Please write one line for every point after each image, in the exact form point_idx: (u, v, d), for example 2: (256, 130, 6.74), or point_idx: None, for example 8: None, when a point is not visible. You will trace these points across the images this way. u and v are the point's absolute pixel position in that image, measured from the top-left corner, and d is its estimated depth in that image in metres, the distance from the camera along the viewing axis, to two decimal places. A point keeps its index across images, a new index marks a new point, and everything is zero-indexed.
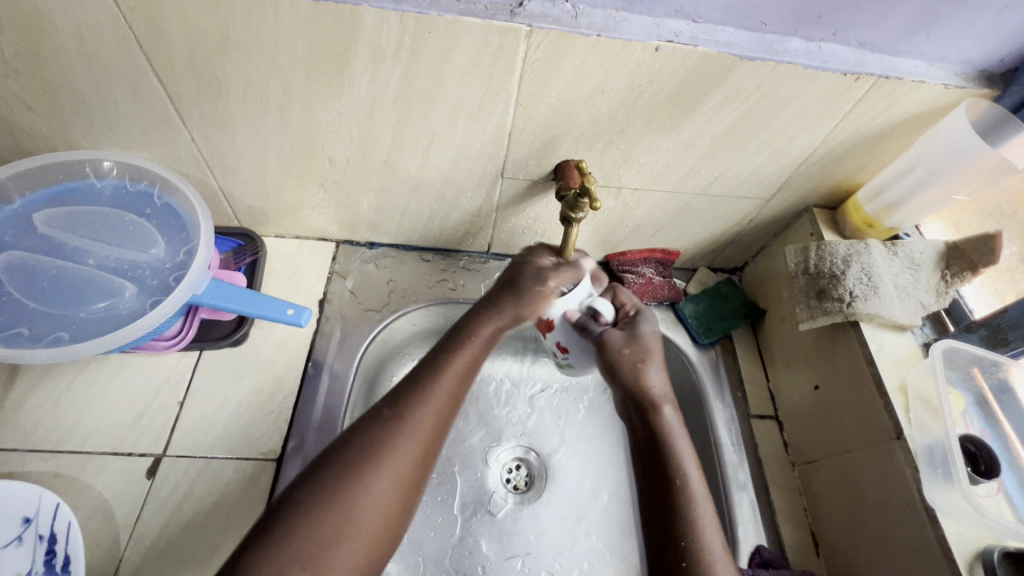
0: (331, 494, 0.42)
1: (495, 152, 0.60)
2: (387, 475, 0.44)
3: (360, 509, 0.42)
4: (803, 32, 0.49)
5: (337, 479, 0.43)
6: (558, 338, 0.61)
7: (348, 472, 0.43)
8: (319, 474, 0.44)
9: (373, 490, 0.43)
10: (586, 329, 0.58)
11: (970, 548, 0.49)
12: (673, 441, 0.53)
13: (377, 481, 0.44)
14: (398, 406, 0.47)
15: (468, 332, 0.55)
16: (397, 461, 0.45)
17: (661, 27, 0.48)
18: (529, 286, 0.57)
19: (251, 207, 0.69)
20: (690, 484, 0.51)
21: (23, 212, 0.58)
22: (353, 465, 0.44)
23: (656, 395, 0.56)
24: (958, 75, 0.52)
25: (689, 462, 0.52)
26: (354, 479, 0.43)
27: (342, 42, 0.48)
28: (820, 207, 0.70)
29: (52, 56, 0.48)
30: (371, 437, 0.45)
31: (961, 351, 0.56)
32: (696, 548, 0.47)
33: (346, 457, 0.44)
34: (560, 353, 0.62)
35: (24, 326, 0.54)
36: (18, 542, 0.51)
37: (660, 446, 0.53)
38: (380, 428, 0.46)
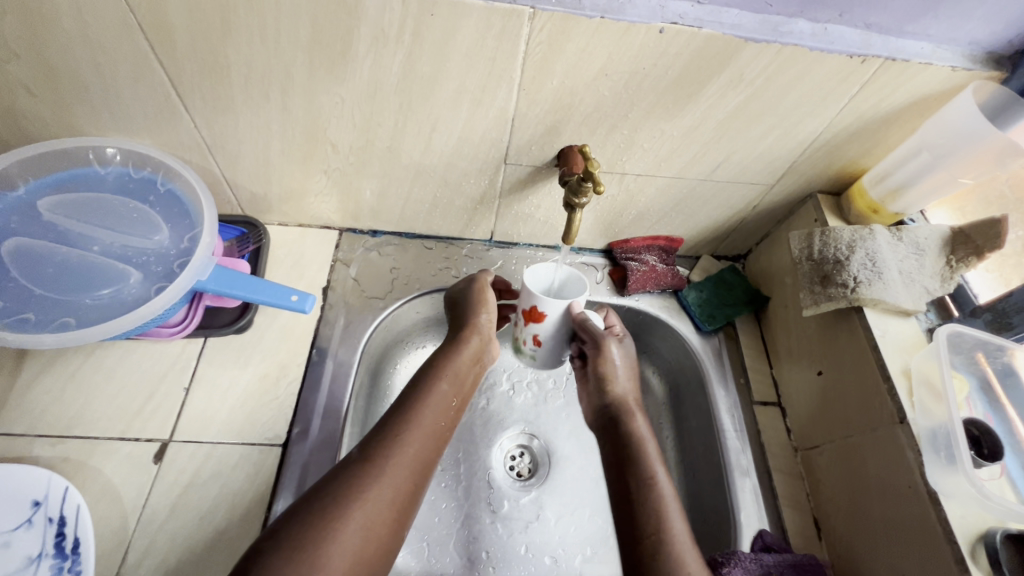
0: (302, 541, 0.42)
1: (498, 138, 0.60)
2: (358, 519, 0.45)
3: (334, 551, 0.43)
4: (808, 13, 0.48)
5: (319, 515, 0.44)
6: (537, 332, 0.61)
7: (321, 520, 0.44)
8: (301, 515, 0.44)
9: (347, 530, 0.44)
10: (586, 326, 0.59)
11: (972, 530, 0.49)
12: (642, 442, 0.58)
13: (351, 521, 0.45)
14: (371, 457, 0.49)
15: (434, 373, 0.58)
16: (366, 504, 0.46)
17: (665, 9, 0.47)
18: (472, 326, 0.64)
19: (253, 194, 0.69)
20: (657, 479, 0.54)
21: (28, 199, 0.59)
22: (327, 512, 0.45)
23: (630, 404, 0.62)
24: (966, 56, 0.52)
25: (659, 468, 0.55)
26: (327, 526, 0.44)
27: (343, 25, 0.47)
28: (824, 193, 0.70)
29: (55, 42, 0.48)
30: (343, 485, 0.47)
31: (965, 336, 0.56)
32: (663, 537, 0.49)
33: (316, 509, 0.45)
34: (532, 345, 0.63)
35: (31, 311, 0.54)
36: (28, 525, 0.51)
37: (632, 447, 0.57)
38: (352, 475, 0.48)
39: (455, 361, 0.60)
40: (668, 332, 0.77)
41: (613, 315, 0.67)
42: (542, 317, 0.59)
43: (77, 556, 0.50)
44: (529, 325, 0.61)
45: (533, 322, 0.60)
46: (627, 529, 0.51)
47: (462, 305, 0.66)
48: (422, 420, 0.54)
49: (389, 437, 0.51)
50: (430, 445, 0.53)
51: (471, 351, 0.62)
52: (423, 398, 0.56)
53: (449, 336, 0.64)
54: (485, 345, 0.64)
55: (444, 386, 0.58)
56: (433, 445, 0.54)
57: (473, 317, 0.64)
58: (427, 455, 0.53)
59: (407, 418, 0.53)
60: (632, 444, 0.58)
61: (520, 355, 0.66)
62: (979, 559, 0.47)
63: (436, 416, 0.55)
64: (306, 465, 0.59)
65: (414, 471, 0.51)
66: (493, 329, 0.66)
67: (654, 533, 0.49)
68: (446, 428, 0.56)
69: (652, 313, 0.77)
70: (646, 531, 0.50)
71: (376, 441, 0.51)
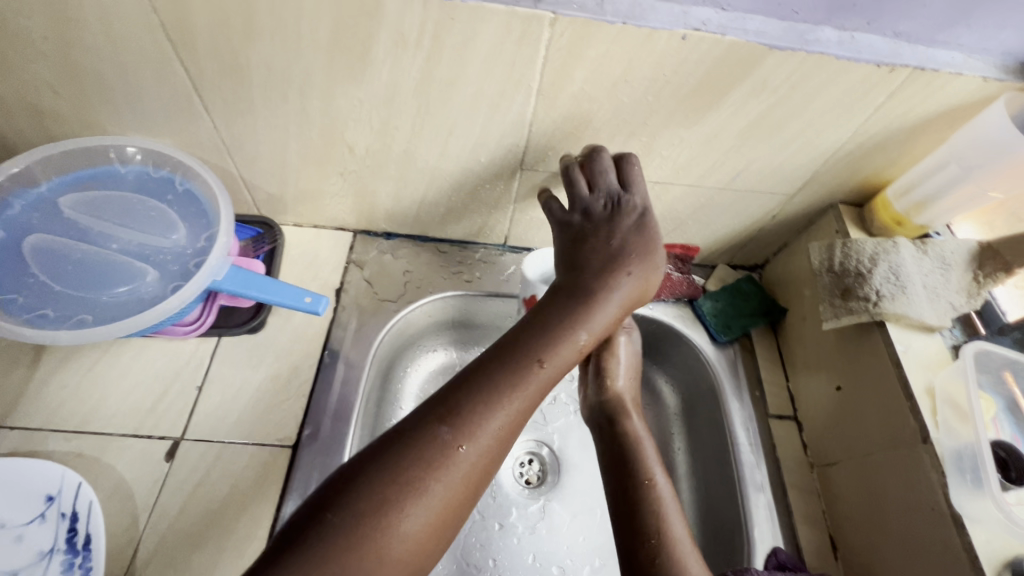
0: (366, 528, 0.36)
1: (515, 143, 0.60)
2: (431, 505, 0.39)
3: (395, 538, 0.37)
4: (835, 21, 0.47)
5: (377, 503, 0.37)
6: None
7: (384, 505, 0.37)
8: (355, 497, 0.38)
9: (412, 518, 0.38)
10: None
11: (999, 557, 0.47)
12: (640, 445, 0.58)
13: (420, 507, 0.38)
14: (457, 427, 0.41)
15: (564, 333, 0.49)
16: (446, 483, 0.40)
17: (688, 16, 0.46)
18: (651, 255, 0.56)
19: (270, 194, 0.69)
20: (656, 482, 0.54)
21: (50, 196, 0.59)
22: (390, 499, 0.38)
23: (627, 404, 0.63)
24: (998, 66, 0.50)
25: (658, 469, 0.55)
26: (389, 511, 0.37)
27: (364, 28, 0.47)
28: (846, 204, 0.68)
29: (79, 40, 0.49)
30: (414, 462, 0.39)
31: (992, 355, 0.54)
32: (665, 537, 0.49)
33: (383, 485, 0.38)
34: None
35: (49, 307, 0.55)
36: (41, 519, 0.51)
37: (629, 448, 0.58)
38: (427, 452, 0.40)
39: (599, 315, 0.51)
40: (683, 343, 0.76)
41: None
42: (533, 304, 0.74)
43: (88, 552, 0.50)
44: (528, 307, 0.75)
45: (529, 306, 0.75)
46: (627, 530, 0.51)
47: (622, 221, 0.56)
48: (526, 387, 0.45)
49: (479, 403, 0.43)
50: (515, 430, 0.45)
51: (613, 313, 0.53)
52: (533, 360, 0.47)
53: (607, 253, 0.55)
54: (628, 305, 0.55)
55: (576, 337, 0.50)
56: (518, 426, 0.45)
57: (651, 249, 0.56)
58: (508, 441, 0.44)
59: (513, 380, 0.45)
60: (631, 446, 0.58)
61: None
62: None
63: (542, 382, 0.47)
64: (316, 468, 0.59)
65: (500, 445, 0.43)
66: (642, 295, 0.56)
67: (656, 536, 0.49)
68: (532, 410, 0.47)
69: (667, 322, 0.76)
70: (647, 532, 0.49)
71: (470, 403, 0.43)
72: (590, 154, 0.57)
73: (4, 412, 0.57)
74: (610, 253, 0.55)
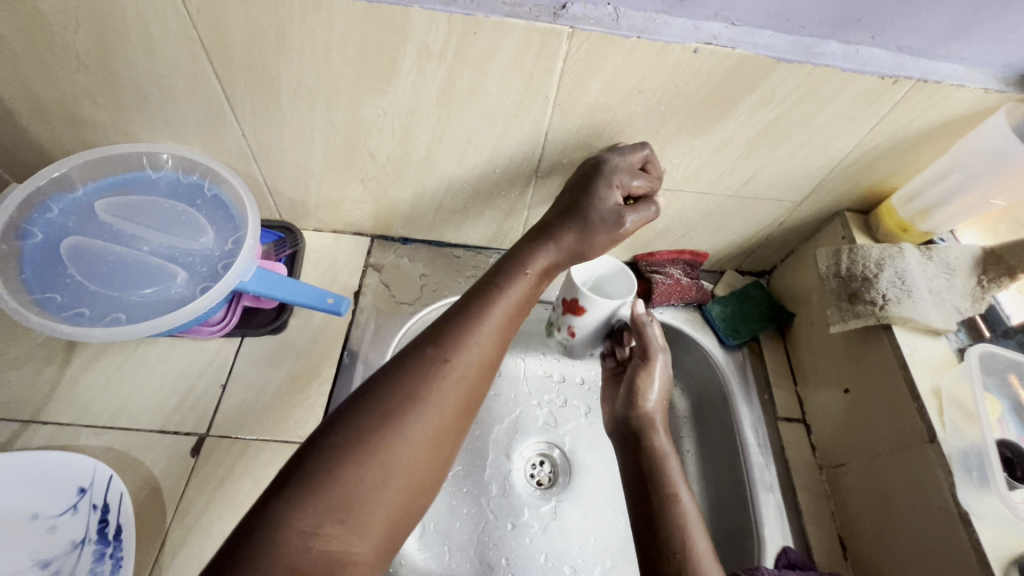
0: (369, 443, 0.41)
1: (531, 150, 0.62)
2: (429, 414, 0.44)
3: (401, 444, 0.42)
4: (841, 35, 0.50)
5: (380, 416, 0.42)
6: (573, 325, 0.70)
7: (386, 416, 0.42)
8: (359, 415, 0.43)
9: (413, 426, 0.43)
10: (643, 332, 0.67)
11: (1006, 554, 0.48)
12: (665, 461, 0.59)
13: (419, 417, 0.43)
14: (441, 346, 0.47)
15: (523, 265, 0.54)
16: (441, 394, 0.45)
17: (700, 30, 0.49)
18: (597, 221, 0.56)
19: (292, 200, 0.72)
20: (680, 498, 0.55)
21: (85, 200, 0.62)
22: (390, 412, 0.43)
23: (656, 421, 0.64)
24: (999, 79, 0.52)
25: (682, 485, 0.57)
26: (391, 422, 0.42)
27: (391, 41, 0.50)
28: (851, 211, 0.70)
29: (120, 52, 0.51)
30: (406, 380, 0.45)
31: (996, 356, 0.55)
32: (688, 548, 0.50)
33: (383, 407, 0.43)
34: (566, 334, 0.72)
35: (86, 306, 0.57)
36: (73, 511, 0.53)
37: (654, 463, 0.59)
38: (416, 371, 0.45)
39: (540, 255, 0.55)
40: (693, 346, 0.77)
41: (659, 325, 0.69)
42: (580, 312, 0.67)
43: (119, 542, 0.52)
44: (567, 316, 0.69)
45: (570, 314, 0.69)
46: (649, 543, 0.52)
47: (592, 177, 0.57)
48: (496, 306, 0.51)
49: (459, 327, 0.48)
50: (497, 348, 0.50)
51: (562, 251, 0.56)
52: (497, 295, 0.52)
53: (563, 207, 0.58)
54: (580, 248, 0.57)
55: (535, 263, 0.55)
56: (502, 343, 0.50)
57: (604, 200, 0.56)
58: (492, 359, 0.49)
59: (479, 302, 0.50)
60: (657, 462, 0.59)
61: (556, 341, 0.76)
62: None
63: (509, 301, 0.52)
64: None
65: (481, 371, 0.48)
66: (600, 241, 0.57)
67: (681, 551, 0.50)
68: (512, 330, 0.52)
69: (677, 326, 0.77)
70: (672, 546, 0.50)
71: (444, 336, 0.48)
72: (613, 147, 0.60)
73: (36, 408, 0.59)
74: (569, 213, 0.57)
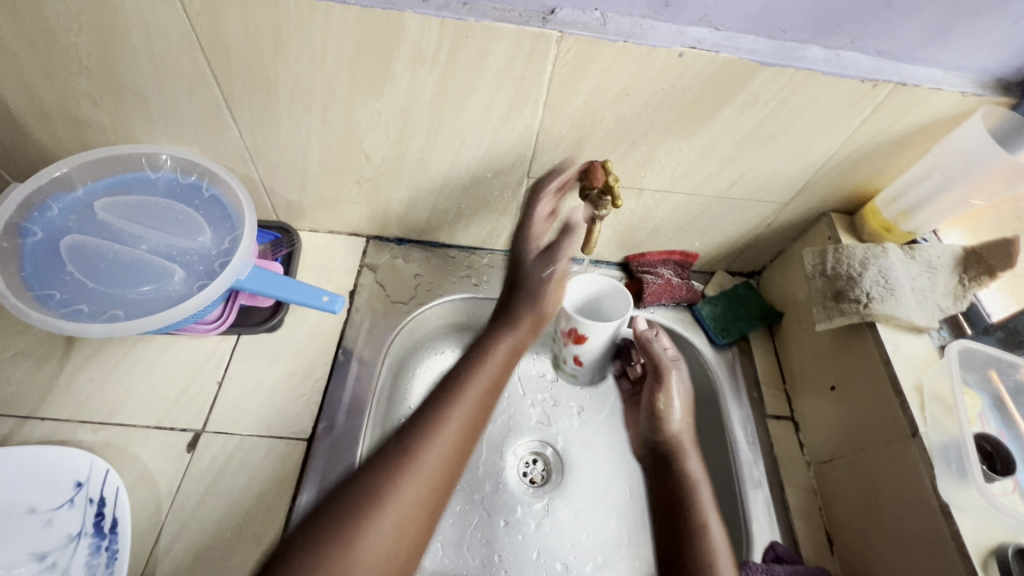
0: (329, 548, 0.40)
1: (522, 152, 0.63)
2: (393, 514, 0.42)
3: (362, 547, 0.40)
4: (821, 40, 0.51)
5: (341, 522, 0.41)
6: (577, 354, 0.73)
7: (348, 519, 0.41)
8: (322, 521, 0.41)
9: (377, 527, 0.41)
10: (649, 347, 0.72)
11: (985, 544, 0.49)
12: (696, 487, 0.61)
13: (383, 517, 0.42)
14: (405, 439, 0.46)
15: (487, 347, 0.56)
16: (408, 490, 0.44)
17: (685, 35, 0.50)
18: (540, 279, 0.61)
19: (289, 201, 0.73)
20: (708, 527, 0.56)
21: (85, 200, 0.63)
22: (352, 516, 0.41)
23: (683, 442, 0.67)
24: (975, 83, 0.54)
25: (711, 514, 0.58)
26: (354, 523, 0.41)
27: (385, 45, 0.51)
28: (837, 212, 0.71)
29: (122, 55, 0.53)
30: (370, 481, 0.44)
31: (976, 352, 0.56)
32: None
33: (345, 514, 0.42)
34: (572, 364, 0.75)
35: (84, 303, 0.58)
36: (70, 505, 0.54)
37: (684, 491, 0.61)
38: (381, 469, 0.44)
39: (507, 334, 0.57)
40: (684, 345, 0.78)
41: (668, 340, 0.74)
42: (580, 342, 0.70)
43: (114, 535, 0.53)
44: (569, 347, 0.72)
45: (572, 344, 0.71)
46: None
47: (523, 237, 0.64)
48: (466, 395, 0.50)
49: (424, 420, 0.48)
50: (468, 436, 0.49)
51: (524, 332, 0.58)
52: (467, 383, 0.51)
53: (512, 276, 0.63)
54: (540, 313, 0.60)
55: (500, 347, 0.56)
56: (474, 432, 0.49)
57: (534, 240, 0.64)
58: (463, 448, 0.48)
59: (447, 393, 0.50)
60: (687, 487, 0.61)
61: (567, 373, 0.80)
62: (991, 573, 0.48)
63: (479, 388, 0.51)
64: (330, 459, 0.61)
65: (452, 462, 0.47)
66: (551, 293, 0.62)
67: None
68: (486, 416, 0.51)
69: (667, 325, 0.79)
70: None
71: (410, 432, 0.47)
72: (547, 173, 0.65)
73: (34, 405, 0.60)
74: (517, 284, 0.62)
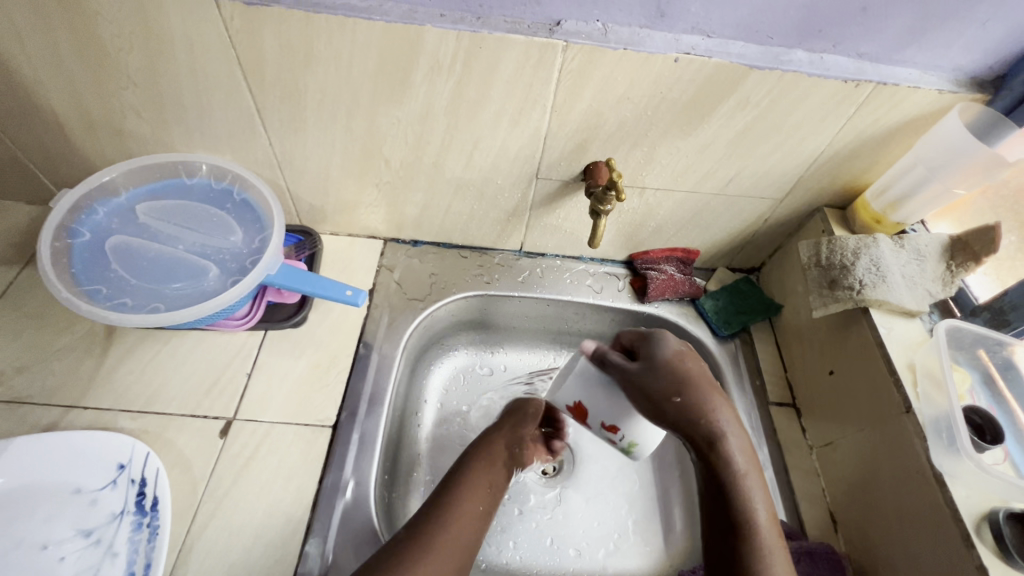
0: None
1: (531, 154, 0.68)
2: None
3: None
4: (805, 45, 0.56)
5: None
6: (597, 418, 0.56)
7: None
8: None
9: None
10: (602, 356, 0.56)
11: (977, 510, 0.52)
12: (736, 475, 0.54)
13: None
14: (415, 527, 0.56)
15: (480, 454, 0.65)
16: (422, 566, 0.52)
17: (679, 42, 0.55)
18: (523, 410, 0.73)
19: (312, 206, 0.78)
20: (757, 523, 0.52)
21: (128, 204, 0.69)
22: None
23: (714, 425, 0.55)
24: (951, 81, 0.58)
25: (759, 506, 0.53)
26: None
27: (406, 57, 0.56)
28: (830, 207, 0.75)
29: (167, 70, 0.58)
30: (392, 557, 0.52)
31: (964, 331, 0.59)
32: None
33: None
34: (613, 434, 0.56)
35: (128, 297, 0.63)
36: (114, 485, 0.58)
37: (728, 481, 0.54)
38: (401, 548, 0.53)
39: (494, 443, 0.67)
40: (688, 338, 0.82)
41: (626, 333, 0.60)
42: (577, 406, 0.57)
43: (155, 512, 0.57)
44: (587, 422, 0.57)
45: (583, 417, 0.57)
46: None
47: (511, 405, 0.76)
48: (467, 489, 0.61)
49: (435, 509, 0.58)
50: (474, 525, 0.58)
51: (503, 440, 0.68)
52: (470, 476, 0.62)
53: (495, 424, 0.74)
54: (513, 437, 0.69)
55: (494, 452, 0.66)
56: (478, 520, 0.59)
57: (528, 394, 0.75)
58: (470, 533, 0.57)
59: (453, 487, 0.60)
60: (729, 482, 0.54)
61: (634, 451, 0.57)
62: (984, 535, 0.50)
63: (478, 484, 0.62)
64: (353, 445, 0.65)
65: (461, 543, 0.56)
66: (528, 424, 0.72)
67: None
68: (485, 509, 0.61)
69: (672, 319, 0.82)
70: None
71: (424, 518, 0.57)
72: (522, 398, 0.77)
73: (78, 395, 0.64)
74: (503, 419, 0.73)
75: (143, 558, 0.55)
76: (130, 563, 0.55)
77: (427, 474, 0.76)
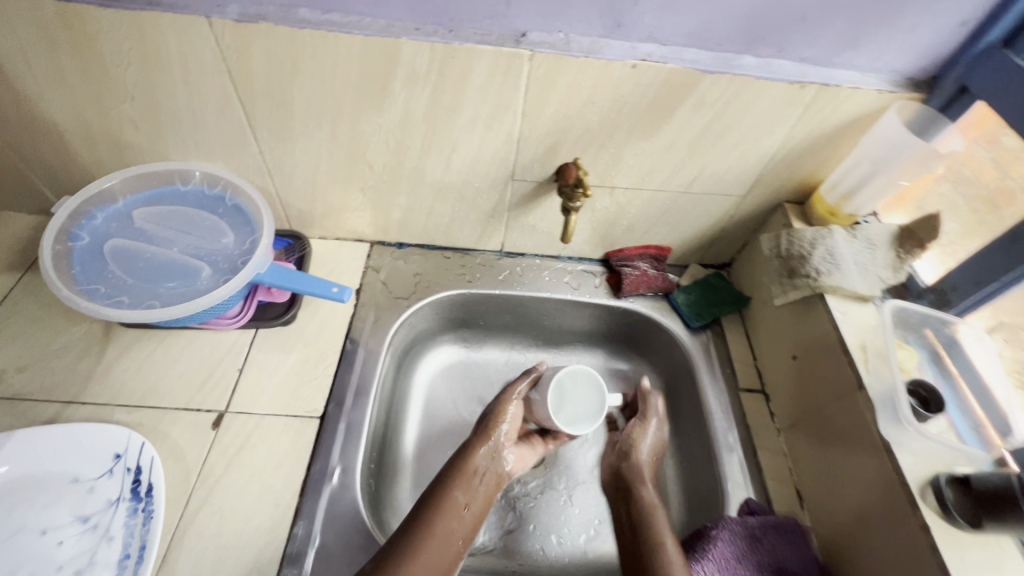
0: None
1: (506, 157, 0.72)
2: None
3: None
4: (752, 51, 0.61)
5: None
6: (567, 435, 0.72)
7: None
8: None
9: None
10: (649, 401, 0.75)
11: (923, 477, 0.55)
12: (652, 510, 0.63)
13: None
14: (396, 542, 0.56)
15: (457, 469, 0.65)
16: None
17: (636, 50, 0.60)
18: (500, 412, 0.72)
19: (301, 211, 0.82)
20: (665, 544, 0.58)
21: (125, 210, 0.73)
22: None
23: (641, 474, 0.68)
24: (889, 81, 0.63)
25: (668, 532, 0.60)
26: None
27: (385, 68, 0.61)
28: (790, 202, 0.80)
29: (163, 85, 0.63)
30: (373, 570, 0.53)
31: (909, 312, 0.64)
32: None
33: None
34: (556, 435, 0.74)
35: (125, 296, 0.66)
36: (110, 474, 0.61)
37: (642, 512, 0.63)
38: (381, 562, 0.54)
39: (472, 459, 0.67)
40: (662, 330, 0.86)
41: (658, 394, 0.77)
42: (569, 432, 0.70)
43: (150, 498, 0.59)
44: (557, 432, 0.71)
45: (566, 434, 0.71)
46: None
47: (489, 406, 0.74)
48: (447, 507, 0.61)
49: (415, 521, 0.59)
50: (452, 547, 0.59)
51: (484, 453, 0.68)
52: (449, 491, 0.62)
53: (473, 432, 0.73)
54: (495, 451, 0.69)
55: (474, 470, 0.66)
56: (455, 541, 0.59)
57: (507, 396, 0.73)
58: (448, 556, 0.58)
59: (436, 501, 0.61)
60: (643, 513, 0.62)
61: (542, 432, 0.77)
62: (927, 499, 0.54)
63: (458, 506, 0.62)
64: (340, 435, 0.68)
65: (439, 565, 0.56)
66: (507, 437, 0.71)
67: None
68: (465, 532, 0.61)
69: (647, 314, 0.86)
70: None
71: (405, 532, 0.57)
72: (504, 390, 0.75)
73: (76, 391, 0.67)
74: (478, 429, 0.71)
75: (138, 541, 0.58)
76: (126, 546, 0.57)
77: (413, 465, 0.79)
